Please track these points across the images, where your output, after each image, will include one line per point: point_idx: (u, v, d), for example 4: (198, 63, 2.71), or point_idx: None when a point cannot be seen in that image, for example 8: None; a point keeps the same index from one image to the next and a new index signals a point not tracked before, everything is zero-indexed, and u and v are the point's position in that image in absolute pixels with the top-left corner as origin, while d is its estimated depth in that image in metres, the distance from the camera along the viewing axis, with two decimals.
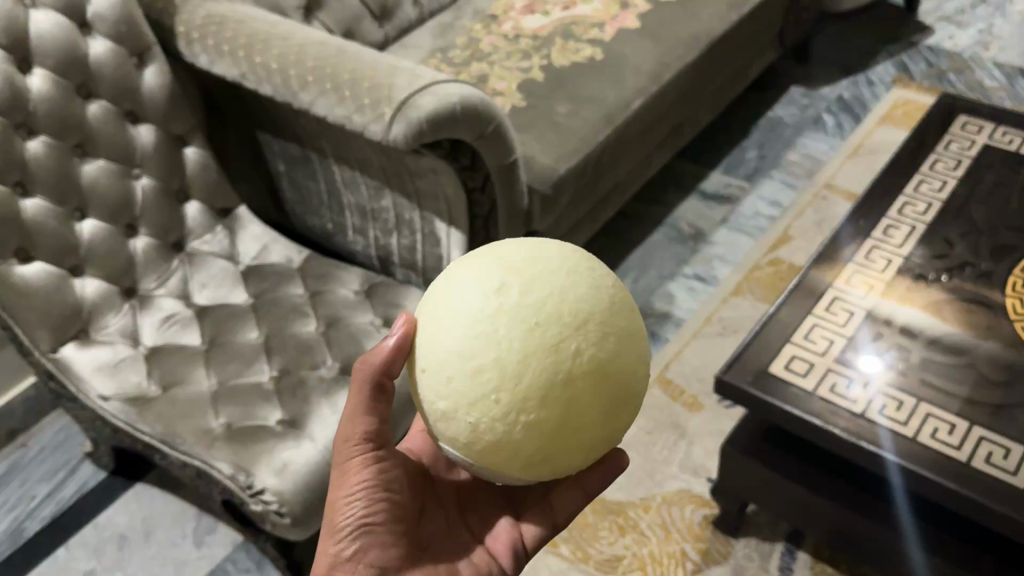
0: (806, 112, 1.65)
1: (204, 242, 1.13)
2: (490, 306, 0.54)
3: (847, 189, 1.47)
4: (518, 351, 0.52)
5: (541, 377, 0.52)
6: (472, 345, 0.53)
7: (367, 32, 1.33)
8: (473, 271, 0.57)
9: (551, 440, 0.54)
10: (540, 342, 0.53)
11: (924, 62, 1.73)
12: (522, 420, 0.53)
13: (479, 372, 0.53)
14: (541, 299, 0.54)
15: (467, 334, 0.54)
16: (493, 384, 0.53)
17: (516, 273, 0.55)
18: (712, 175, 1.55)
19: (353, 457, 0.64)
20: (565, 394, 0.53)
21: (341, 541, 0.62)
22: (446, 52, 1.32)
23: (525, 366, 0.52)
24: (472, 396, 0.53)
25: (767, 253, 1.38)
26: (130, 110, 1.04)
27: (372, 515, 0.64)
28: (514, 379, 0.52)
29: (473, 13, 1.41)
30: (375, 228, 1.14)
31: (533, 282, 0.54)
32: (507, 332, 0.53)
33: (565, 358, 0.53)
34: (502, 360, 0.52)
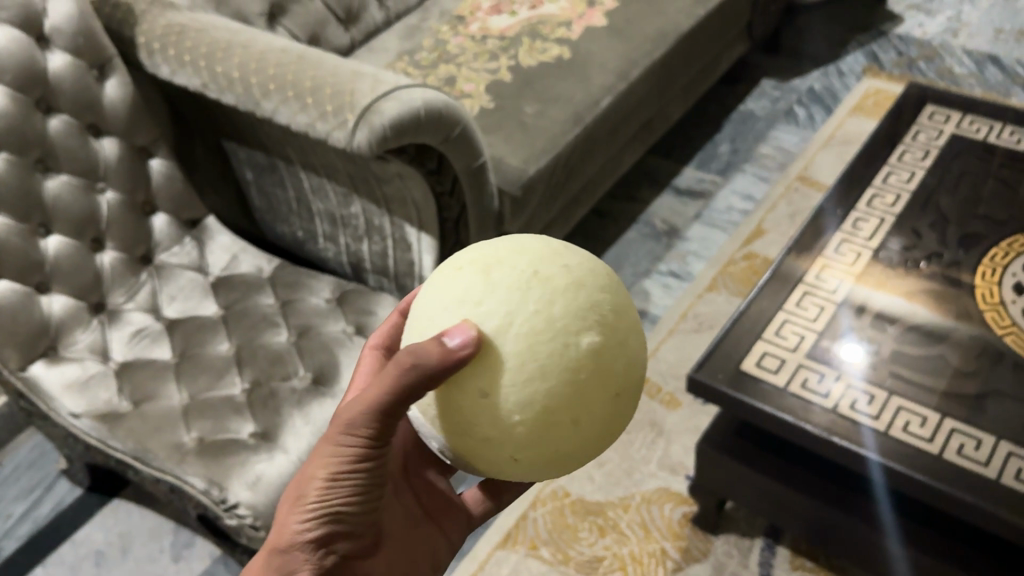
0: (777, 105, 1.66)
1: (174, 253, 1.12)
2: (587, 369, 0.50)
3: (819, 180, 1.47)
4: (593, 416, 0.51)
5: (595, 435, 0.52)
6: (556, 401, 0.49)
7: (332, 36, 1.32)
8: (566, 309, 0.50)
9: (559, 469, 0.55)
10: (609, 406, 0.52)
11: (894, 51, 1.73)
12: (559, 461, 0.53)
13: (553, 429, 0.50)
14: (624, 368, 0.52)
15: (556, 386, 0.49)
16: (558, 439, 0.51)
17: (608, 334, 0.51)
18: (685, 171, 1.55)
19: (347, 445, 0.53)
20: (597, 445, 0.54)
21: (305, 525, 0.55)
22: (414, 55, 1.31)
23: (592, 427, 0.51)
24: (533, 442, 0.50)
25: (742, 248, 1.38)
26: (92, 123, 1.03)
27: (346, 505, 0.56)
28: (577, 438, 0.51)
29: (440, 14, 1.40)
30: (346, 235, 1.13)
31: (620, 348, 0.52)
32: (593, 397, 0.50)
33: (615, 421, 0.53)
34: (582, 425, 0.51)
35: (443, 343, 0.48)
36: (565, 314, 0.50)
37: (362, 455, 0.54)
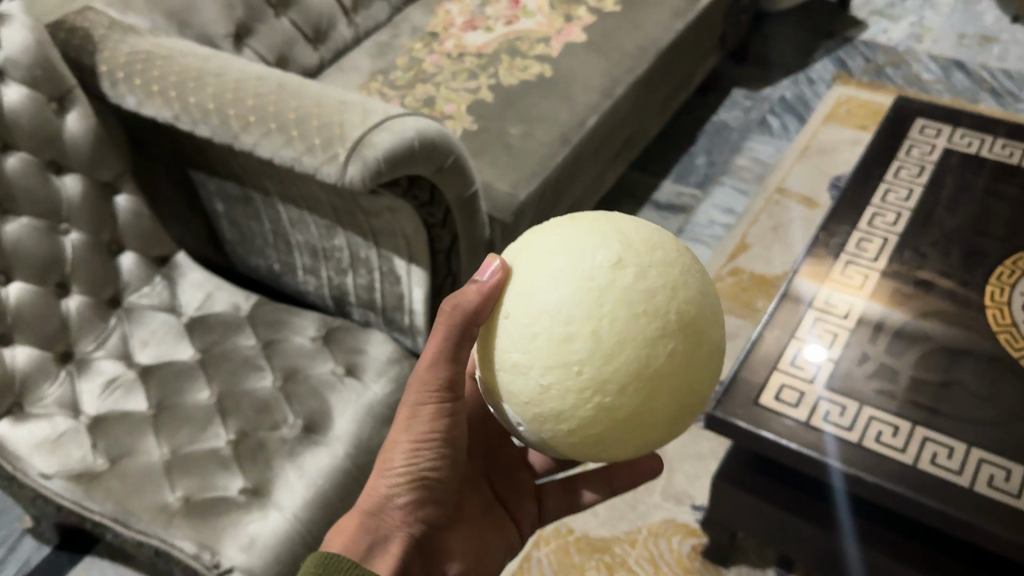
0: (750, 114, 1.64)
1: (144, 294, 1.05)
2: (602, 277, 0.50)
3: (799, 191, 1.46)
4: (619, 333, 0.49)
5: (634, 373, 0.49)
6: (573, 313, 0.49)
7: (301, 57, 1.26)
8: (590, 234, 0.53)
9: (616, 425, 0.50)
10: (642, 335, 0.49)
11: (861, 58, 1.73)
12: (596, 405, 0.49)
13: (571, 343, 0.49)
14: (655, 285, 0.50)
15: (573, 295, 0.50)
16: (582, 354, 0.49)
17: (636, 253, 0.51)
18: (664, 184, 1.52)
19: (426, 402, 0.62)
20: (647, 387, 0.49)
21: (391, 485, 0.62)
22: (387, 74, 1.26)
23: (618, 354, 0.49)
24: (555, 358, 0.49)
25: (727, 263, 1.36)
26: (53, 160, 0.95)
27: (429, 471, 0.63)
28: (605, 355, 0.49)
29: (412, 32, 1.34)
30: (328, 268, 1.07)
31: (648, 267, 0.51)
32: (614, 310, 0.49)
33: (657, 352, 0.49)
34: (600, 332, 0.48)
35: (477, 279, 0.55)
36: (589, 237, 0.52)
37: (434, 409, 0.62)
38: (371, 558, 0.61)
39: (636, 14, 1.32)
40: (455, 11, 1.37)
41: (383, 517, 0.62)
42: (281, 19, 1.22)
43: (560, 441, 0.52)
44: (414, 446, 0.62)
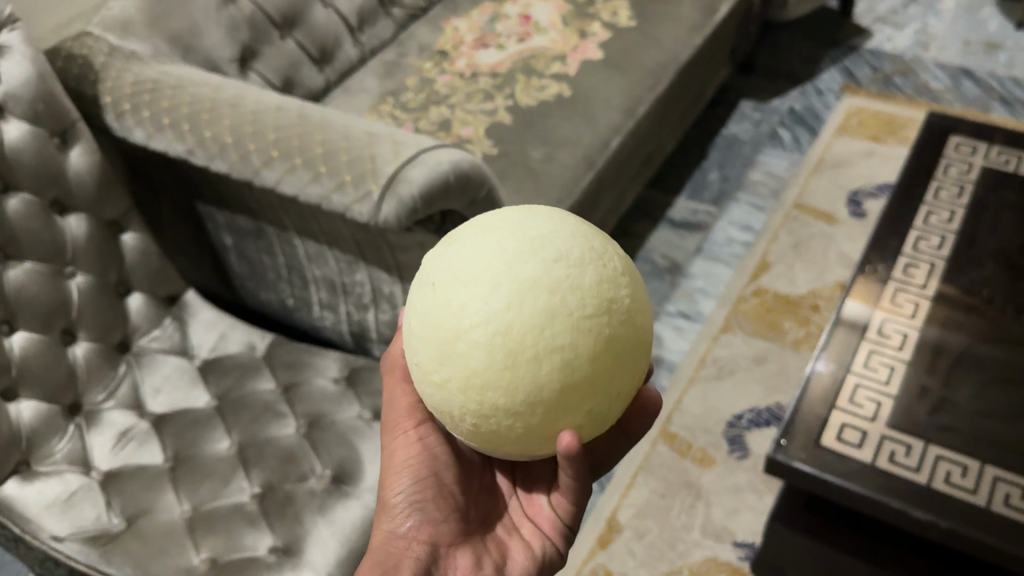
0: (760, 127, 1.61)
1: (154, 337, 0.98)
2: (421, 278, 0.56)
3: (816, 207, 1.43)
4: (422, 315, 0.53)
5: (441, 342, 0.51)
6: (412, 316, 0.55)
7: (308, 79, 1.20)
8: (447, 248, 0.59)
9: (474, 401, 0.51)
10: (438, 304, 0.52)
11: (868, 67, 1.70)
12: (446, 388, 0.52)
13: (411, 338, 0.54)
14: (447, 262, 0.53)
15: (411, 305, 0.56)
16: (417, 350, 0.54)
17: (448, 244, 0.56)
18: (678, 201, 1.48)
19: (396, 442, 0.68)
20: (459, 349, 0.50)
21: (392, 515, 0.64)
22: (398, 96, 1.22)
23: (428, 331, 0.52)
24: (413, 360, 0.55)
25: (750, 283, 1.32)
26: (56, 199, 0.89)
27: (420, 492, 0.65)
28: (422, 342, 0.53)
29: (420, 50, 1.30)
30: (348, 304, 1.02)
31: (452, 250, 0.54)
32: (421, 298, 0.54)
33: (451, 314, 0.51)
34: (414, 325, 0.54)
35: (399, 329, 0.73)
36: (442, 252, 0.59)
37: (408, 438, 0.68)
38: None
39: (651, 30, 1.28)
40: (464, 27, 1.32)
41: (393, 549, 0.62)
42: (286, 41, 1.17)
43: (467, 434, 0.54)
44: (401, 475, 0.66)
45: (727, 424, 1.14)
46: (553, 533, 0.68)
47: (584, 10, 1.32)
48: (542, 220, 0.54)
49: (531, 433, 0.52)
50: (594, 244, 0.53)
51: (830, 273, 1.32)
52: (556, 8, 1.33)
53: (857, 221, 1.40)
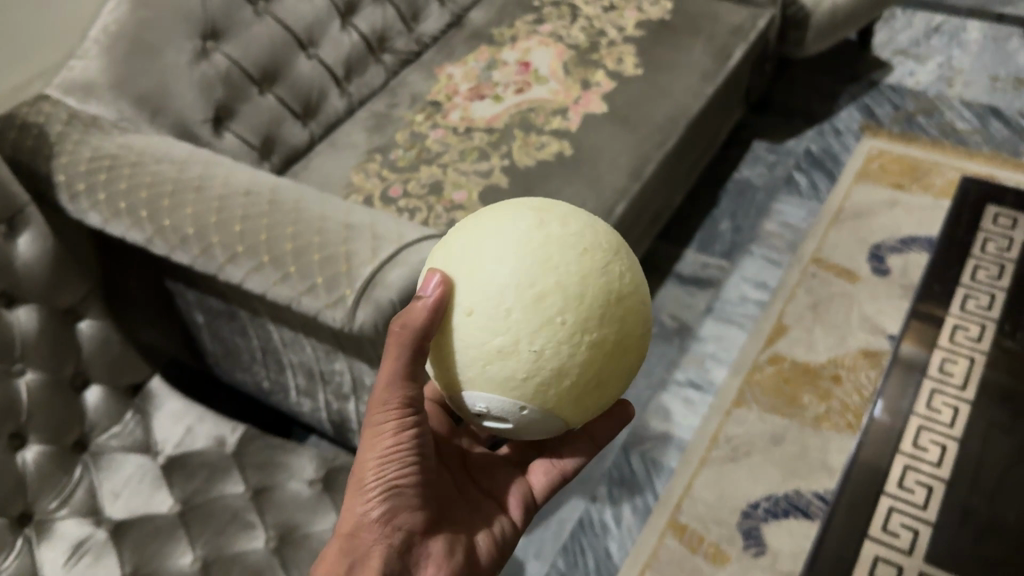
0: (775, 171, 1.51)
1: (114, 434, 0.90)
2: (537, 239, 0.50)
3: (836, 262, 1.34)
4: (578, 272, 0.49)
5: (605, 300, 0.50)
6: (531, 272, 0.49)
7: (290, 135, 1.11)
8: (496, 218, 0.53)
9: (609, 362, 0.51)
10: (594, 265, 0.50)
11: (889, 104, 1.61)
12: (585, 350, 0.49)
13: (548, 297, 0.48)
14: (580, 230, 0.52)
15: (522, 262, 0.49)
16: (559, 306, 0.48)
17: (541, 213, 0.52)
18: (687, 254, 1.39)
19: (386, 422, 0.55)
20: (619, 310, 0.51)
21: (370, 500, 0.55)
22: (387, 153, 1.13)
23: (585, 291, 0.49)
24: (538, 320, 0.48)
25: (765, 349, 1.23)
26: (3, 292, 0.81)
27: (402, 478, 0.56)
28: (578, 298, 0.49)
29: (412, 100, 1.21)
30: (326, 392, 0.93)
31: (563, 219, 0.52)
32: (570, 258, 0.50)
33: (614, 277, 0.51)
34: (563, 279, 0.49)
35: (422, 294, 0.52)
36: (495, 221, 0.52)
37: (402, 422, 0.56)
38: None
39: (661, 80, 1.19)
40: (459, 75, 1.23)
41: (364, 540, 0.54)
42: (265, 97, 1.08)
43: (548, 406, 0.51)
44: (386, 461, 0.55)
45: (742, 514, 1.05)
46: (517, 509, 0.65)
47: (588, 56, 1.23)
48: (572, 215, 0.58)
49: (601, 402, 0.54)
50: None
51: (851, 338, 1.23)
52: (558, 54, 1.23)
53: (880, 278, 1.31)
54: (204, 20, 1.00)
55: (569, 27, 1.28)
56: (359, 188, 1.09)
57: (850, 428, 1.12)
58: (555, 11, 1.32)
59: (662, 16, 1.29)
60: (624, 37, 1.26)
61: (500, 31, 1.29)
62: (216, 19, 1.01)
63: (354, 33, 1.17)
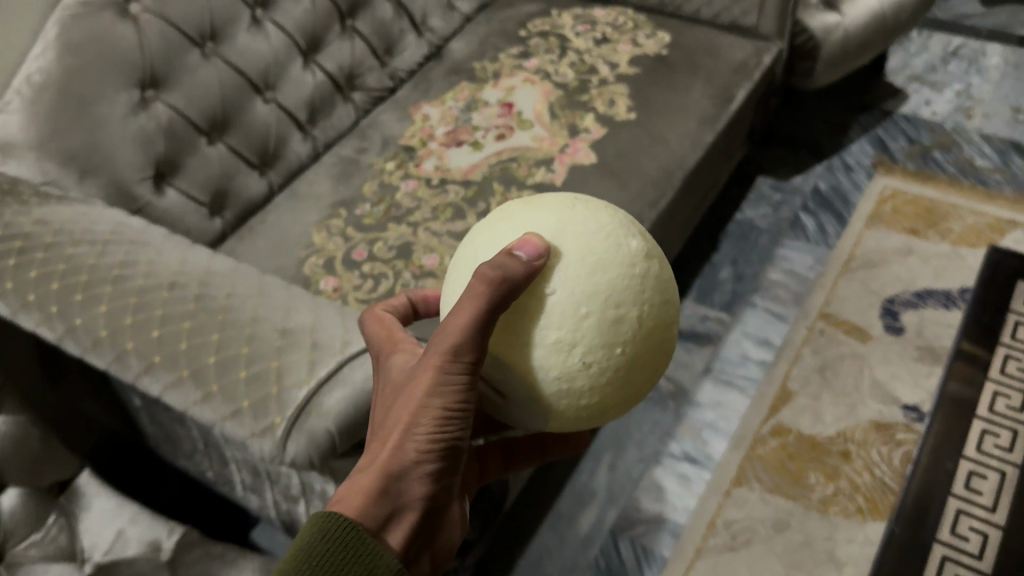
0: (779, 212, 1.40)
1: (34, 542, 0.79)
2: (636, 271, 0.44)
3: (846, 318, 1.23)
4: (649, 319, 0.44)
5: (648, 355, 0.45)
6: (624, 298, 0.43)
7: (244, 186, 1.01)
8: (609, 224, 0.45)
9: (619, 402, 0.45)
10: (665, 289, 0.46)
11: (903, 138, 1.50)
12: (637, 378, 0.45)
13: (628, 325, 0.43)
14: (669, 283, 0.46)
15: (615, 280, 0.43)
16: (626, 337, 0.43)
17: (648, 248, 0.46)
18: (684, 305, 1.28)
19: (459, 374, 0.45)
20: (650, 363, 0.45)
21: (417, 450, 0.46)
22: (352, 207, 1.02)
23: (659, 316, 0.45)
24: (600, 342, 0.42)
25: (768, 418, 1.12)
26: None
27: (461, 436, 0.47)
28: (640, 339, 0.44)
29: (383, 145, 1.10)
30: (275, 491, 0.83)
31: (659, 262, 0.46)
32: (660, 290, 0.45)
33: (663, 337, 0.45)
34: (644, 317, 0.44)
35: (521, 248, 0.42)
36: (607, 227, 0.45)
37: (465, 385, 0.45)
38: (388, 533, 0.46)
39: (657, 125, 1.08)
40: (436, 117, 1.13)
41: (399, 486, 0.46)
42: (214, 147, 0.97)
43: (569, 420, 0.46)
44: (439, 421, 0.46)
45: None
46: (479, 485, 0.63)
47: (577, 97, 1.12)
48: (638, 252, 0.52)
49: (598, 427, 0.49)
50: None
51: (861, 408, 1.13)
52: (543, 94, 1.13)
53: (893, 338, 1.20)
54: (144, 67, 0.89)
55: (556, 62, 1.18)
56: (321, 248, 0.98)
57: (861, 514, 1.02)
58: (542, 44, 1.21)
59: (659, 50, 1.19)
60: (617, 75, 1.15)
61: (482, 66, 1.19)
62: (156, 66, 0.90)
63: (319, 71, 1.06)
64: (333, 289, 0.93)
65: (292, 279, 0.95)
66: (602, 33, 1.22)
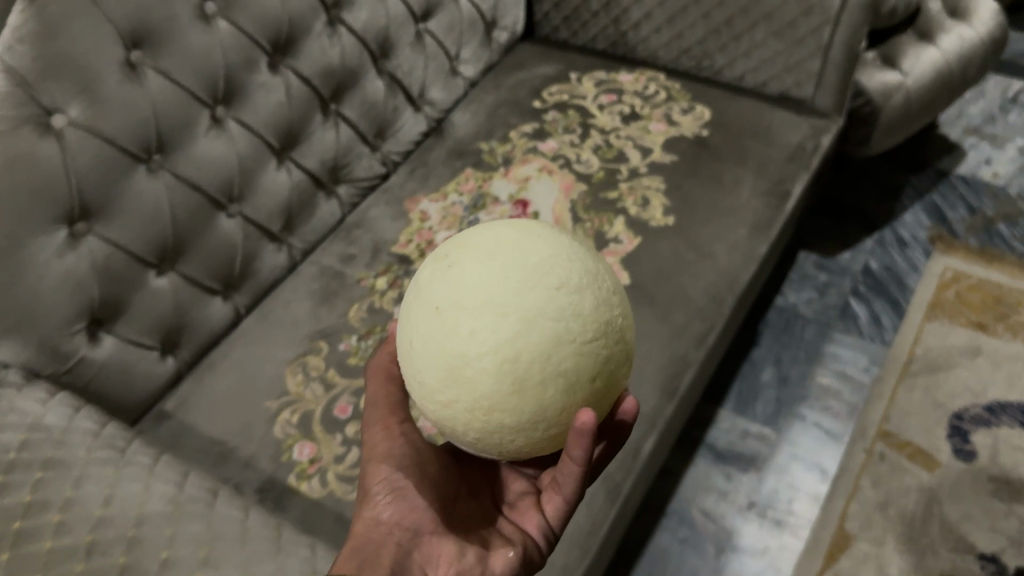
0: (826, 296, 1.23)
1: None
2: (421, 301, 0.52)
3: (909, 439, 1.06)
4: (427, 339, 0.50)
5: (449, 364, 0.48)
6: (409, 333, 0.52)
7: (204, 318, 0.83)
8: (432, 265, 0.54)
9: (474, 417, 0.49)
10: (454, 285, 0.50)
11: (963, 206, 1.32)
12: (467, 372, 0.48)
13: (414, 351, 0.51)
14: (449, 288, 0.50)
15: (409, 323, 0.52)
16: (417, 367, 0.51)
17: (447, 263, 0.52)
18: (720, 417, 1.12)
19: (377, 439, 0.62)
20: (467, 374, 0.48)
21: (376, 500, 0.57)
22: (336, 339, 0.84)
23: (445, 316, 0.49)
24: (411, 376, 0.52)
25: (825, 570, 0.95)
26: None
27: (401, 480, 0.59)
28: (430, 362, 0.49)
29: (373, 253, 0.92)
30: None
31: (452, 271, 0.50)
32: (425, 302, 0.51)
33: (460, 342, 0.48)
34: (415, 340, 0.51)
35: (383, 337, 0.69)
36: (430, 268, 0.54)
37: (392, 435, 0.62)
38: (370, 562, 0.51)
39: (700, 231, 0.91)
40: (435, 216, 0.95)
41: (376, 535, 0.55)
42: (165, 278, 0.79)
43: (464, 425, 0.50)
44: (386, 468, 0.60)
45: None
46: (533, 531, 0.60)
47: (603, 194, 0.95)
48: (530, 241, 0.51)
49: (543, 425, 0.49)
50: (588, 264, 0.51)
51: (932, 557, 0.96)
52: (564, 189, 0.95)
53: (965, 465, 1.03)
54: (73, 197, 0.70)
55: (577, 145, 1.00)
56: (296, 399, 0.80)
57: None
58: (560, 119, 1.04)
59: (698, 130, 1.01)
60: (650, 164, 0.97)
61: (490, 149, 1.01)
62: (88, 193, 0.71)
63: (295, 169, 0.88)
64: (310, 461, 0.75)
65: (259, 443, 0.77)
66: (629, 105, 1.04)
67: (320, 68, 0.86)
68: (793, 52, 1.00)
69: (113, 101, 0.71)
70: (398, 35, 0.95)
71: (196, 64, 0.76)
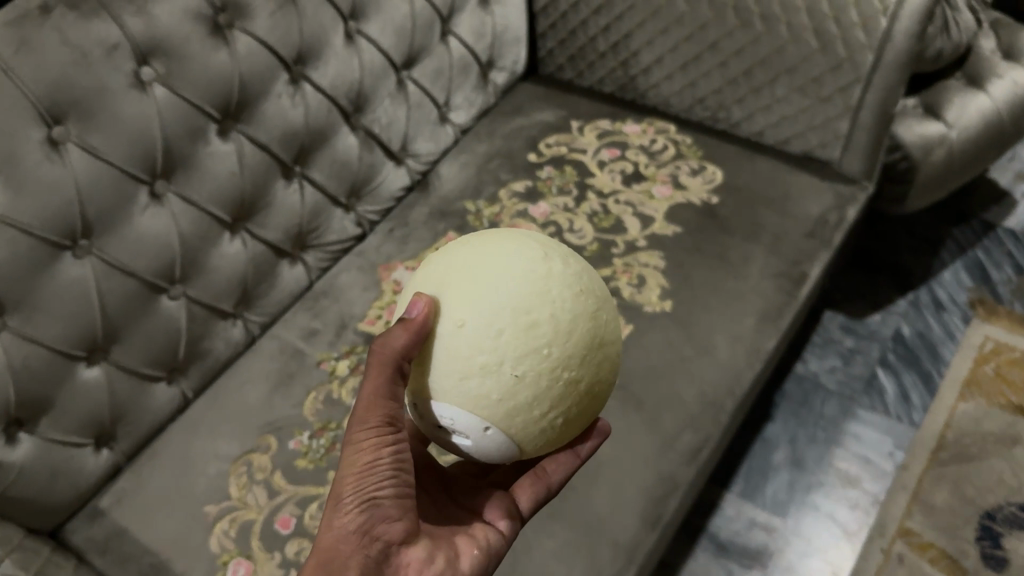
0: (851, 364, 1.12)
1: None
2: (538, 270, 0.47)
3: (932, 540, 0.95)
4: (572, 313, 0.47)
5: (590, 344, 0.47)
6: (530, 301, 0.46)
7: (145, 406, 0.76)
8: (510, 245, 0.50)
9: (577, 403, 0.48)
10: (580, 271, 0.50)
11: (1010, 265, 1.20)
12: (599, 351, 0.48)
13: (542, 323, 0.46)
14: (577, 271, 0.49)
15: (521, 292, 0.46)
16: (548, 339, 0.45)
17: (548, 249, 0.50)
18: (726, 502, 1.02)
19: (366, 438, 0.47)
20: (598, 355, 0.48)
21: (345, 510, 0.46)
22: (286, 435, 0.77)
23: (587, 297, 0.48)
24: (524, 348, 0.45)
25: None
26: None
27: (380, 488, 0.47)
28: (569, 334, 0.46)
29: (339, 329, 0.84)
30: None
31: (565, 258, 0.50)
32: (560, 277, 0.48)
33: (601, 323, 0.48)
34: (557, 312, 0.46)
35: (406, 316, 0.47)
36: (509, 248, 0.49)
37: (382, 441, 0.48)
38: None
39: (700, 319, 0.80)
40: None
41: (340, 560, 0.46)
42: (94, 369, 0.71)
43: (562, 410, 0.47)
44: (365, 476, 0.47)
45: None
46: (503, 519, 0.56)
47: (595, 270, 0.86)
48: None
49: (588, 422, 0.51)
50: None
51: None
52: None
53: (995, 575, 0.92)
54: None
55: (571, 211, 0.91)
56: (237, 506, 0.72)
57: None
58: (557, 177, 0.95)
59: (707, 196, 0.91)
60: (649, 236, 0.88)
61: (477, 210, 0.93)
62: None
63: (251, 240, 0.80)
64: None
65: (191, 558, 0.70)
66: (633, 165, 0.95)
67: (279, 133, 0.79)
68: (819, 109, 0.89)
69: (32, 185, 0.63)
70: (375, 89, 0.87)
71: (130, 139, 0.68)
